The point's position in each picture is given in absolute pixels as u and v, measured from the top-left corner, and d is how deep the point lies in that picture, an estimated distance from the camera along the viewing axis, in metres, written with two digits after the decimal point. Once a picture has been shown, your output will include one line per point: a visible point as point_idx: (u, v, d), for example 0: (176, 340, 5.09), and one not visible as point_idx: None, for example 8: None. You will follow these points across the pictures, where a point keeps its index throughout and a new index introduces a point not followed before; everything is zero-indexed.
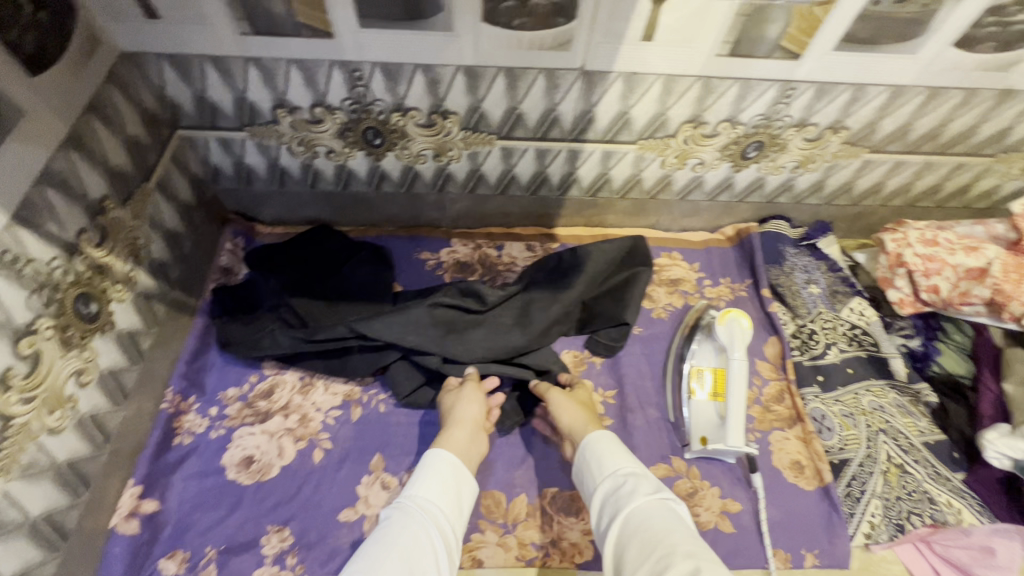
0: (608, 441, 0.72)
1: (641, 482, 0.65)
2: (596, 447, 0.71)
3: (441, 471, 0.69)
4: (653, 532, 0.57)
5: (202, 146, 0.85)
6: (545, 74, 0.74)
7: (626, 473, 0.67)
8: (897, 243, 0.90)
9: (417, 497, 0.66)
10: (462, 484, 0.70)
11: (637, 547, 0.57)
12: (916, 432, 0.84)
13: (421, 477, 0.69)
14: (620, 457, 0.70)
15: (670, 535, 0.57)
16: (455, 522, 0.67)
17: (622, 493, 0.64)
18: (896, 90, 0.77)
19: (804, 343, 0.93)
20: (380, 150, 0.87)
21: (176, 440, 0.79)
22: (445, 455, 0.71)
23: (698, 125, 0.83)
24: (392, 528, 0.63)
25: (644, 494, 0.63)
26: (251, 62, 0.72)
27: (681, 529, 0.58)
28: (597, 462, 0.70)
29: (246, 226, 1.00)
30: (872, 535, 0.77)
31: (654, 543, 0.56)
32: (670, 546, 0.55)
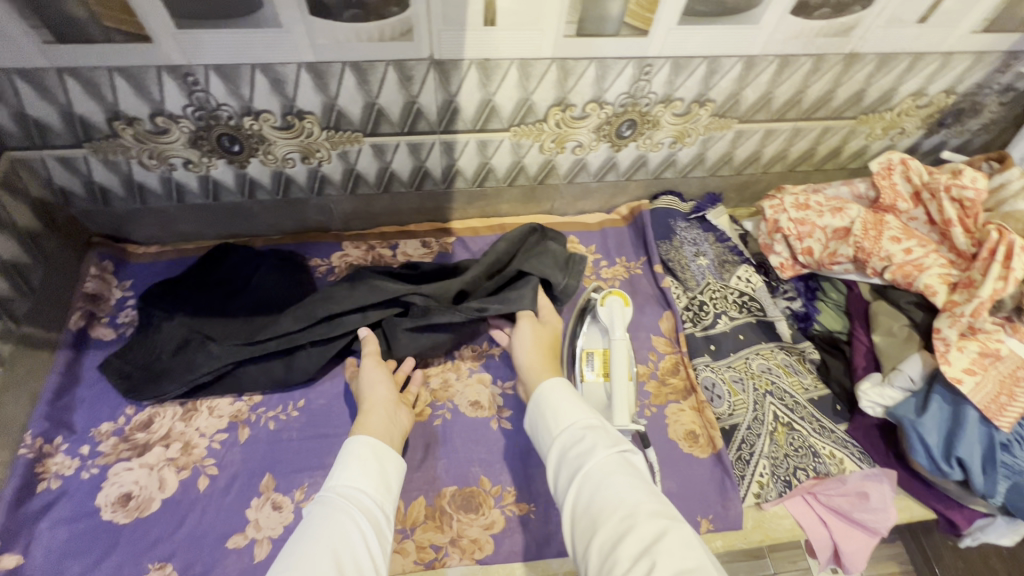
0: (567, 392, 0.70)
1: (598, 436, 0.63)
2: (553, 399, 0.68)
3: (362, 455, 0.65)
4: (614, 490, 0.56)
5: (40, 167, 0.79)
6: (395, 66, 0.71)
7: (583, 425, 0.64)
8: (773, 209, 0.93)
9: (338, 485, 0.61)
10: (386, 466, 0.66)
11: (598, 505, 0.55)
12: (801, 389, 0.89)
13: (344, 465, 0.64)
14: (577, 408, 0.67)
15: (631, 492, 0.55)
16: (384, 506, 0.62)
17: (581, 448, 0.62)
18: (748, 61, 0.78)
19: (695, 315, 0.94)
20: (241, 157, 0.82)
21: (41, 486, 0.74)
22: (366, 439, 0.67)
23: (566, 108, 0.82)
24: (316, 515, 0.58)
25: (603, 449, 0.60)
26: (67, 73, 0.66)
27: (643, 485, 0.57)
28: (554, 414, 0.67)
29: (115, 248, 0.93)
30: (761, 493, 0.80)
31: (614, 501, 0.55)
32: (634, 505, 0.54)
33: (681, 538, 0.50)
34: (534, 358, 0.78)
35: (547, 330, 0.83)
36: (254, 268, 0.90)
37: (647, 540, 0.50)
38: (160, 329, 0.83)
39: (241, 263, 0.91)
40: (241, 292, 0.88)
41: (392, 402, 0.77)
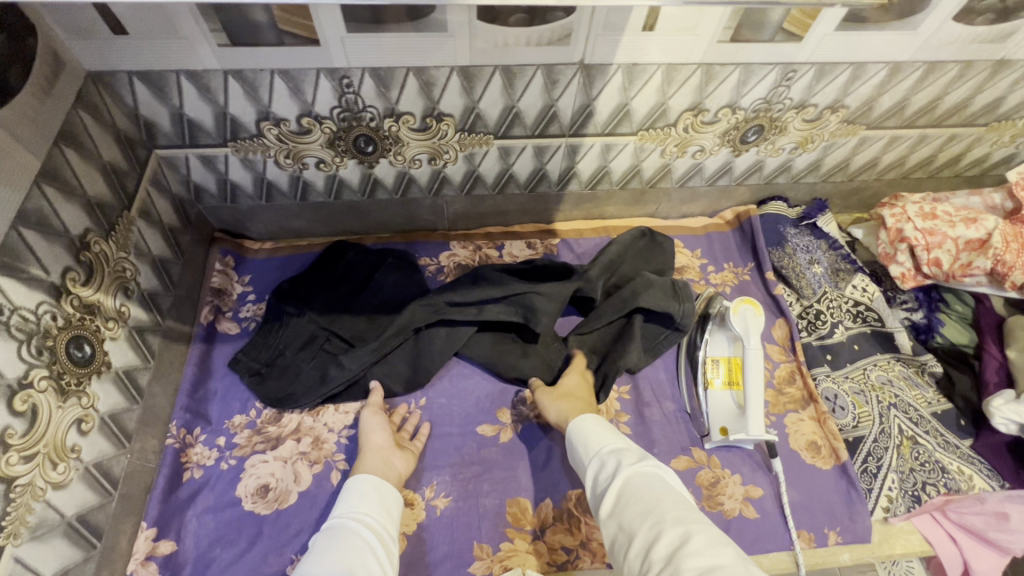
0: (595, 423, 0.70)
1: (624, 455, 0.62)
2: (584, 429, 0.69)
3: (362, 489, 0.66)
4: (641, 498, 0.54)
5: (182, 165, 0.80)
6: (544, 70, 0.71)
7: (612, 448, 0.64)
8: (896, 217, 0.91)
9: (345, 512, 0.63)
10: (388, 496, 0.67)
11: (629, 515, 0.54)
12: (924, 403, 0.87)
13: (345, 498, 0.66)
14: (607, 434, 0.67)
15: (655, 499, 0.54)
16: (388, 530, 0.63)
17: (607, 469, 0.61)
18: (894, 67, 0.77)
19: (811, 324, 0.93)
20: (372, 157, 0.82)
21: (186, 476, 0.75)
22: (365, 475, 0.68)
23: (698, 113, 0.81)
24: (321, 542, 0.58)
25: (628, 465, 0.59)
26: (232, 75, 0.67)
27: (668, 491, 0.55)
28: (584, 444, 0.67)
29: (235, 243, 0.94)
30: (890, 508, 0.79)
31: (641, 508, 0.53)
32: (661, 511, 0.52)
33: (704, 536, 0.48)
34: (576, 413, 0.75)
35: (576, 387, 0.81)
36: (376, 267, 0.92)
37: (674, 541, 0.48)
38: (288, 326, 0.84)
39: (363, 260, 0.92)
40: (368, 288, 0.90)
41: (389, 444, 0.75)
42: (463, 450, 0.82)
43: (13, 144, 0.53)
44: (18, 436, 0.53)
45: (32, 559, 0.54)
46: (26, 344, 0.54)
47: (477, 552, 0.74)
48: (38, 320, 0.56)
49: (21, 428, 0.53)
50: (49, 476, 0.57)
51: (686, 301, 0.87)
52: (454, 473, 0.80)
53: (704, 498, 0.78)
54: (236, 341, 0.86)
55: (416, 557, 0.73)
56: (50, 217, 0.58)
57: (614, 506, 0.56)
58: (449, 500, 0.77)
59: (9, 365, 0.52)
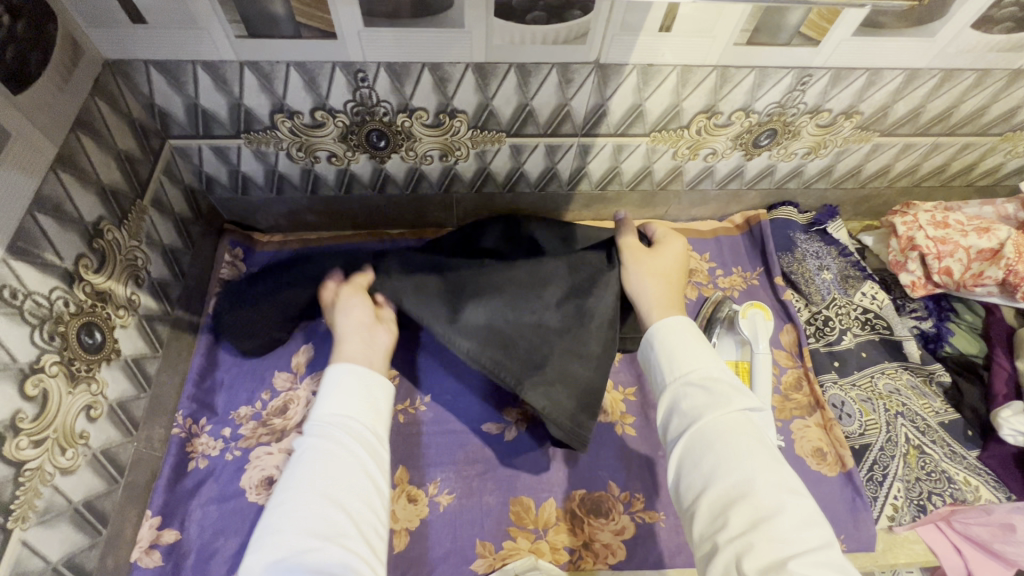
0: (689, 333, 0.64)
1: (719, 389, 0.57)
2: (670, 342, 0.63)
3: (345, 385, 0.61)
4: (732, 449, 0.52)
5: (195, 155, 0.80)
6: (559, 68, 0.71)
7: (701, 376, 0.59)
8: (907, 225, 0.92)
9: (331, 417, 0.58)
10: (376, 391, 0.63)
11: (713, 464, 0.53)
12: (931, 412, 0.87)
13: (330, 396, 0.61)
14: (701, 353, 0.62)
15: (747, 457, 0.52)
16: (374, 429, 0.60)
17: (695, 400, 0.57)
18: (910, 73, 0.76)
19: (819, 330, 0.93)
20: (384, 152, 0.82)
21: (191, 465, 0.75)
22: (349, 367, 0.63)
23: (712, 116, 0.81)
24: (317, 452, 0.55)
25: (723, 406, 0.55)
26: (247, 66, 0.68)
27: (762, 450, 0.53)
28: (672, 357, 0.61)
29: (244, 235, 0.94)
30: (895, 517, 0.78)
31: (730, 459, 0.52)
32: (752, 474, 0.51)
33: (790, 516, 0.48)
34: (659, 288, 0.77)
35: (664, 263, 0.82)
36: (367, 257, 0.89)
37: (763, 511, 0.48)
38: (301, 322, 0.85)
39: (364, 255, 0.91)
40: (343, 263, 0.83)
41: (368, 325, 0.74)
42: (467, 447, 0.81)
43: (32, 130, 0.54)
44: (29, 421, 0.53)
45: (38, 543, 0.54)
46: (39, 328, 0.54)
47: (480, 550, 0.74)
48: (51, 306, 0.56)
49: (31, 413, 0.53)
50: (58, 461, 0.57)
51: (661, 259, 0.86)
52: (458, 471, 0.79)
53: None
54: None
55: (418, 552, 0.73)
56: (65, 203, 0.58)
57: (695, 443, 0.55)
58: (452, 498, 0.77)
59: (21, 350, 0.52)
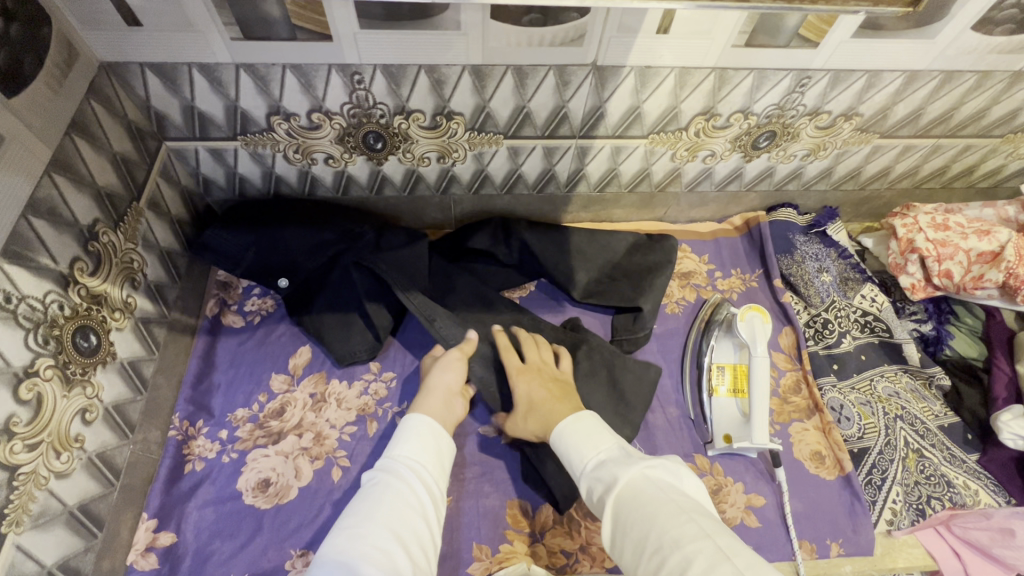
0: (580, 423, 0.64)
1: (610, 464, 0.58)
2: (567, 436, 0.63)
3: (420, 430, 0.66)
4: (636, 516, 0.51)
5: (191, 157, 0.79)
6: (556, 70, 0.71)
7: (601, 459, 0.60)
8: (907, 228, 0.91)
9: (400, 458, 0.63)
10: (442, 446, 0.67)
11: (628, 535, 0.51)
12: (931, 415, 0.86)
13: (402, 440, 0.65)
14: (596, 437, 0.62)
15: (647, 515, 0.50)
16: (439, 481, 0.63)
17: (599, 482, 0.57)
18: (910, 75, 0.76)
19: (819, 332, 0.93)
20: (381, 154, 0.82)
21: (188, 468, 0.75)
22: (423, 417, 0.68)
23: (711, 118, 0.80)
24: (387, 489, 0.59)
25: (620, 473, 0.55)
26: (243, 68, 0.67)
27: (666, 503, 0.51)
28: (573, 450, 0.62)
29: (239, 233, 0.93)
30: (894, 521, 0.78)
31: (638, 528, 0.50)
32: (656, 531, 0.49)
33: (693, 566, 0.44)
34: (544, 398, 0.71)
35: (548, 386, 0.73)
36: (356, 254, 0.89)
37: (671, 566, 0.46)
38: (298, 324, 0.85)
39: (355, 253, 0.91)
40: (339, 262, 0.84)
41: (451, 390, 0.75)
42: (464, 450, 0.81)
43: (26, 133, 0.53)
44: (23, 425, 0.53)
45: (33, 547, 0.54)
46: (34, 332, 0.54)
47: (476, 553, 0.73)
48: (45, 309, 0.56)
49: (25, 417, 0.53)
50: (52, 465, 0.56)
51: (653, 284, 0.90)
52: (455, 473, 0.79)
53: None
54: (240, 335, 0.86)
55: None
56: (60, 206, 0.58)
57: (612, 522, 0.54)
58: (449, 500, 0.77)
59: (15, 353, 0.52)
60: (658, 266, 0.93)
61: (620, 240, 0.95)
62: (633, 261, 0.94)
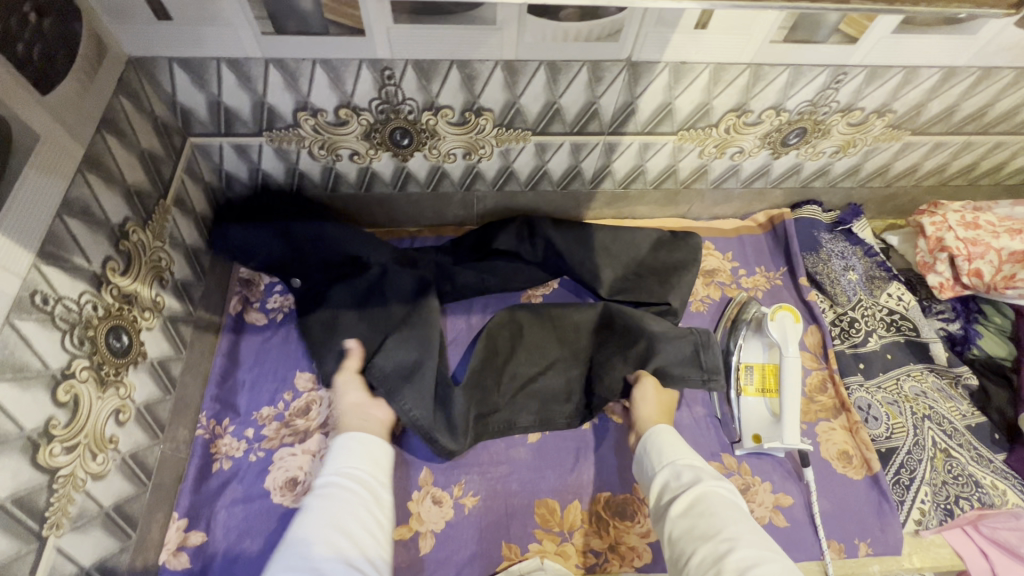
0: (671, 435, 0.72)
1: (699, 473, 0.66)
2: (660, 437, 0.72)
3: (349, 446, 0.68)
4: (717, 517, 0.59)
5: (216, 154, 0.78)
6: (590, 66, 0.69)
7: (687, 463, 0.68)
8: (936, 226, 0.92)
9: (340, 472, 0.65)
10: (377, 450, 0.69)
11: (704, 527, 0.59)
12: (958, 415, 0.86)
13: (338, 457, 0.68)
14: (686, 451, 0.70)
15: (728, 522, 0.59)
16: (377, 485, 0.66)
17: (682, 482, 0.65)
18: (947, 72, 0.75)
19: (845, 331, 0.92)
20: (407, 151, 0.81)
21: (215, 467, 0.75)
22: (353, 433, 0.70)
23: (742, 114, 0.79)
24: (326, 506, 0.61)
25: (707, 481, 0.64)
26: (273, 63, 0.66)
27: (742, 522, 0.59)
28: (658, 449, 0.70)
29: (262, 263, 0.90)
30: (922, 521, 0.78)
31: (714, 526, 0.59)
32: (736, 534, 0.57)
33: (758, 565, 0.53)
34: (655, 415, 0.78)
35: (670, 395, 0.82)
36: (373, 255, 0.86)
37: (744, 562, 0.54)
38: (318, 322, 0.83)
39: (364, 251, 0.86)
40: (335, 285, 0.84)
41: (359, 403, 0.76)
42: (491, 449, 0.81)
43: (60, 131, 0.52)
44: (61, 427, 0.52)
45: (72, 549, 0.54)
46: (69, 334, 0.53)
47: (505, 552, 0.73)
48: (80, 310, 0.55)
49: (63, 419, 0.52)
50: (89, 467, 0.56)
51: (674, 285, 0.90)
52: (482, 473, 0.79)
53: None
54: (263, 332, 0.85)
55: (444, 555, 0.73)
56: (91, 204, 0.57)
57: (688, 513, 0.61)
58: (477, 500, 0.77)
59: (53, 356, 0.51)
60: (681, 264, 0.93)
61: (643, 236, 0.94)
62: (654, 258, 0.93)
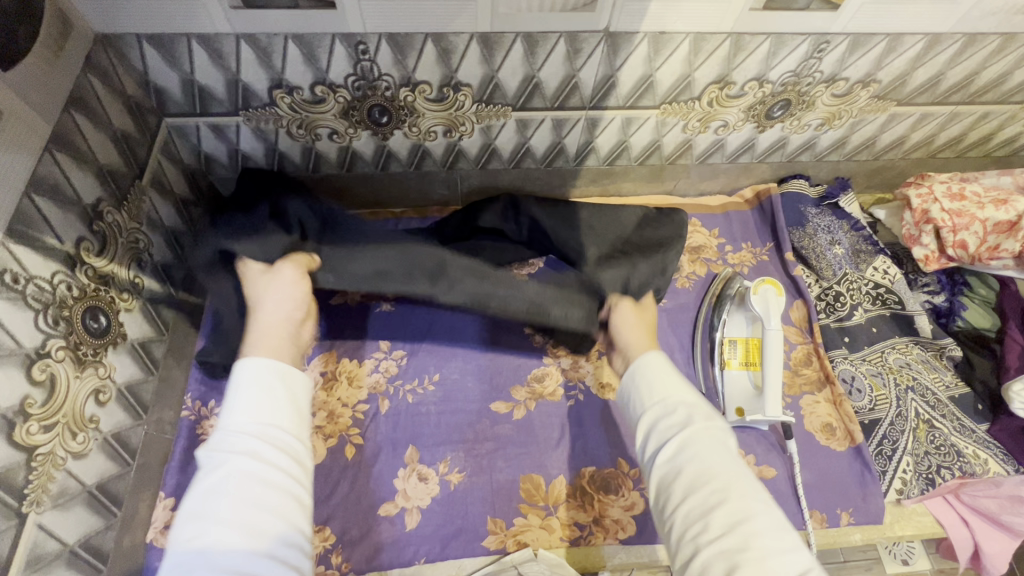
0: (660, 363, 0.68)
1: (691, 412, 0.62)
2: (649, 366, 0.67)
3: (260, 384, 0.58)
4: (710, 469, 0.56)
5: (193, 134, 0.77)
6: (568, 37, 0.68)
7: (678, 402, 0.63)
8: (922, 198, 0.91)
9: (239, 426, 0.55)
10: (293, 387, 0.60)
11: (693, 470, 0.57)
12: (942, 386, 0.86)
13: (234, 401, 0.57)
14: (674, 378, 0.66)
15: (720, 471, 0.56)
16: (299, 435, 0.57)
17: (675, 424, 0.61)
18: (932, 39, 0.74)
19: (830, 305, 0.92)
20: (387, 128, 0.80)
21: (202, 447, 0.75)
22: (263, 365, 0.59)
23: (725, 86, 0.78)
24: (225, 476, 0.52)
25: (698, 424, 0.60)
26: (244, 39, 0.65)
27: (733, 471, 0.57)
28: (645, 385, 0.66)
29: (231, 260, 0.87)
30: (903, 490, 0.78)
31: (707, 478, 0.56)
32: (728, 484, 0.55)
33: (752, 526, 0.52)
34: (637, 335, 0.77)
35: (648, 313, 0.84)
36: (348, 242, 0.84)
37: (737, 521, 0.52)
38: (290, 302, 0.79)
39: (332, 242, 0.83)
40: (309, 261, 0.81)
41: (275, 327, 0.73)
42: (476, 426, 0.81)
43: (24, 108, 0.52)
44: (37, 406, 0.52)
45: (55, 527, 0.55)
46: (43, 314, 0.53)
47: (491, 527, 0.74)
48: (54, 290, 0.55)
49: (39, 398, 0.53)
50: (69, 446, 0.56)
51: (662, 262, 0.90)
52: (468, 450, 0.79)
53: None
54: None
55: (430, 530, 0.74)
56: (62, 183, 0.56)
57: (676, 457, 0.59)
58: (462, 476, 0.77)
59: (26, 335, 0.51)
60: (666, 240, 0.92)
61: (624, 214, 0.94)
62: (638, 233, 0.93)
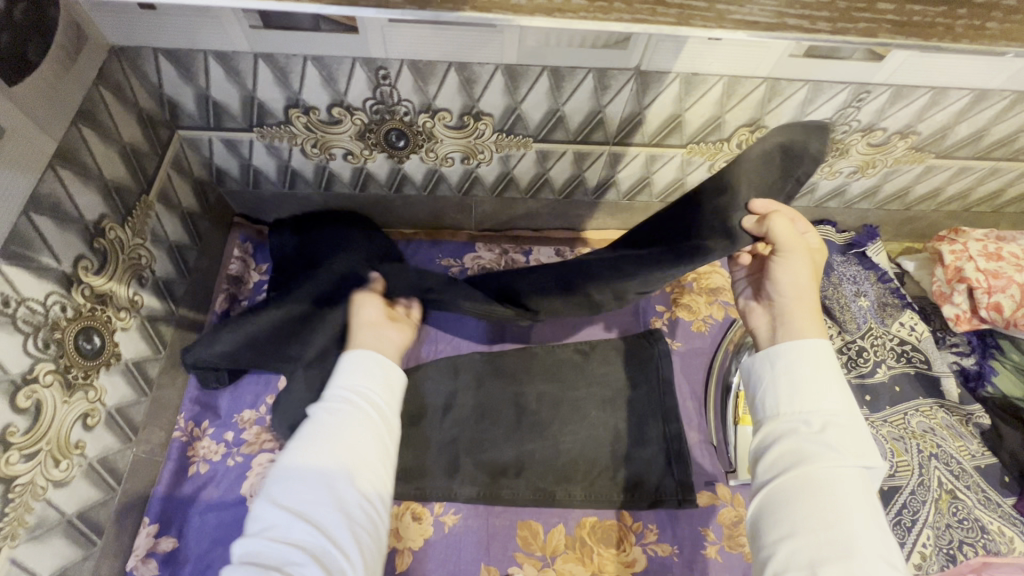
0: (822, 368, 0.51)
1: (837, 424, 0.48)
2: (812, 363, 0.51)
3: (368, 366, 0.55)
4: (835, 486, 0.45)
5: (205, 147, 0.76)
6: (596, 73, 0.65)
7: (827, 408, 0.49)
8: (954, 255, 0.88)
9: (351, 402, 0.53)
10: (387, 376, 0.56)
11: (821, 468, 0.46)
12: (967, 455, 0.82)
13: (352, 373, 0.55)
14: (830, 380, 0.50)
15: (854, 486, 0.45)
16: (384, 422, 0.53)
17: (808, 425, 0.49)
18: (979, 94, 0.70)
19: (853, 360, 0.88)
20: (403, 152, 0.78)
21: (192, 470, 0.73)
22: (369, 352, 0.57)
23: (756, 129, 0.75)
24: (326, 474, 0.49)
25: (844, 444, 0.47)
26: (262, 58, 0.63)
27: (862, 494, 0.45)
28: (795, 379, 0.51)
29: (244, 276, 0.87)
30: (922, 565, 0.73)
31: (829, 490, 0.45)
32: (851, 509, 0.44)
33: (880, 550, 0.42)
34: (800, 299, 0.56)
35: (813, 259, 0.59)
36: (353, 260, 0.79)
37: (852, 571, 0.41)
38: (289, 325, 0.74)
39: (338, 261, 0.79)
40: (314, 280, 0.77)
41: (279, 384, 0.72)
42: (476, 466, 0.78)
43: (28, 124, 0.50)
44: (19, 434, 0.50)
45: (28, 560, 0.52)
46: (33, 337, 0.51)
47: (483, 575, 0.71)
48: (46, 312, 0.52)
49: (22, 426, 0.50)
50: (51, 474, 0.54)
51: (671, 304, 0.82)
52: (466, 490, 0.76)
53: (723, 539, 0.74)
54: None
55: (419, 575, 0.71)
56: (64, 201, 0.54)
57: (779, 468, 0.48)
58: (458, 518, 0.74)
59: (13, 360, 0.49)
60: None
61: None
62: None
